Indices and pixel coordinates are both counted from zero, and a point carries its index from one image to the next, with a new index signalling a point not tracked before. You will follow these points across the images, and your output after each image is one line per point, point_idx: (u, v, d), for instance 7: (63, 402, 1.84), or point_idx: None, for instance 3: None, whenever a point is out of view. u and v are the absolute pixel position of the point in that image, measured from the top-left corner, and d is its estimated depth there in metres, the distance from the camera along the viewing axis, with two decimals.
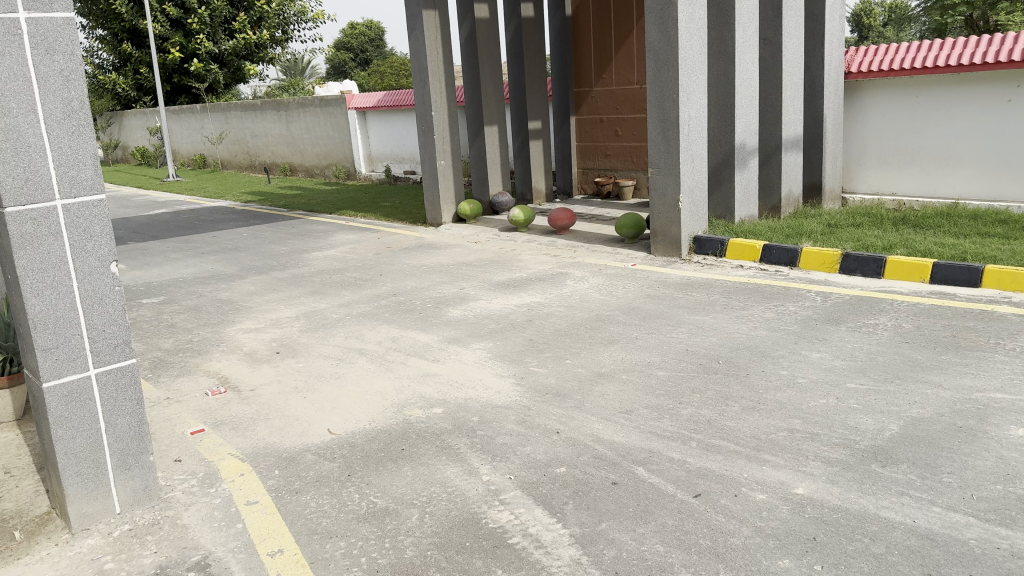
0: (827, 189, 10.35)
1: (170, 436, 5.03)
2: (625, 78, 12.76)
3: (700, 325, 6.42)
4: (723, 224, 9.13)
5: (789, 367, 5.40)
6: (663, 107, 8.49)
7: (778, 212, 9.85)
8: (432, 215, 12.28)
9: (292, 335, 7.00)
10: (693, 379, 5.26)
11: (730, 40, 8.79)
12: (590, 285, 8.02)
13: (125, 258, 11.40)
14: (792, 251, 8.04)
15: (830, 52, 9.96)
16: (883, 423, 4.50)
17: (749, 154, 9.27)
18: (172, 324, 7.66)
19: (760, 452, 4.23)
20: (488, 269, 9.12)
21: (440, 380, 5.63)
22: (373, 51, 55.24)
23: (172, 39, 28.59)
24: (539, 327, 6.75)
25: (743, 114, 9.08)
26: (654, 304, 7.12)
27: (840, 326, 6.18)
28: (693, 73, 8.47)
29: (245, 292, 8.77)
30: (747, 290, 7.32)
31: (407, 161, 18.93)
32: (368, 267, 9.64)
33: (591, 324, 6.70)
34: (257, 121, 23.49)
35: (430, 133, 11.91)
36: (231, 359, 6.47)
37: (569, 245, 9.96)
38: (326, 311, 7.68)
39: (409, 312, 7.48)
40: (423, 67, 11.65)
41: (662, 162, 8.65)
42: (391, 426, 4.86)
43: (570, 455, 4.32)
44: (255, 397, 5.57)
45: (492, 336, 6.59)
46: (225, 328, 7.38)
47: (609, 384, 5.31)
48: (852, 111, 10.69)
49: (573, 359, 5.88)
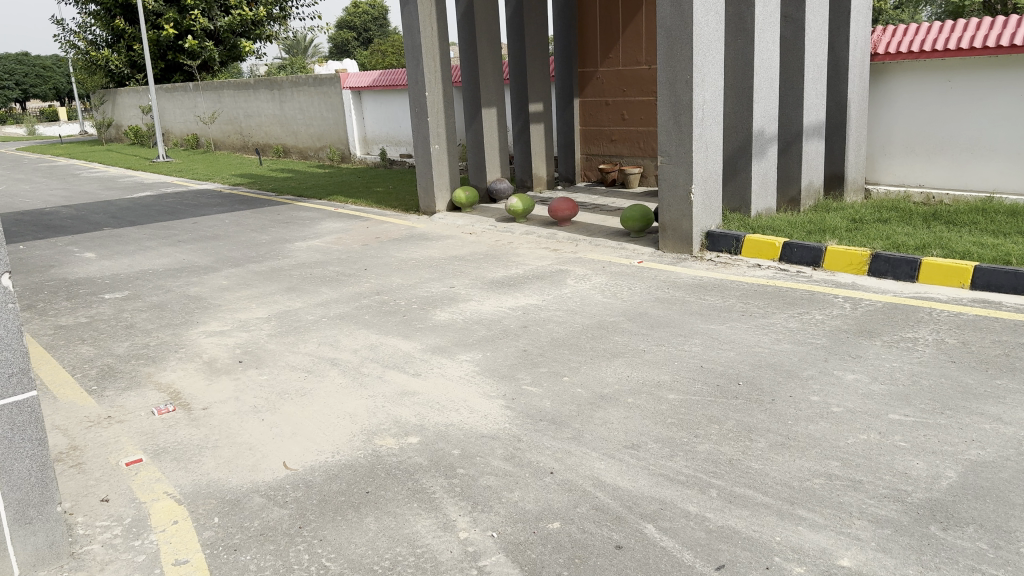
0: (850, 180, 9.58)
1: (102, 468, 4.33)
2: (632, 58, 11.96)
3: (715, 336, 5.69)
4: (739, 218, 8.37)
5: (822, 392, 4.68)
6: (675, 89, 7.73)
7: (798, 205, 9.08)
8: (426, 203, 11.52)
9: (259, 341, 6.28)
10: (710, 406, 4.55)
11: (749, 17, 8.00)
12: (593, 285, 7.29)
13: (97, 246, 10.69)
14: (816, 250, 7.29)
15: (857, 31, 9.16)
16: (938, 469, 3.79)
17: (768, 142, 8.50)
18: (130, 325, 6.95)
19: (794, 506, 3.52)
20: (481, 264, 8.39)
21: (419, 401, 4.92)
22: (376, 30, 54.24)
23: (166, 15, 27.82)
24: (534, 335, 6.02)
25: (761, 98, 8.30)
26: (663, 309, 6.38)
27: (874, 340, 5.45)
28: (709, 52, 7.69)
29: (217, 288, 8.05)
30: (767, 294, 6.59)
31: (403, 145, 18.15)
32: (352, 260, 8.92)
33: (594, 332, 5.98)
34: (250, 100, 22.68)
35: (424, 114, 11.13)
36: (187, 369, 5.77)
37: (571, 238, 9.22)
38: (299, 313, 6.97)
39: (391, 315, 6.76)
40: (416, 44, 10.87)
41: (673, 151, 7.89)
42: (357, 460, 4.17)
43: (565, 505, 3.60)
44: (207, 419, 4.88)
45: (481, 346, 5.87)
46: (189, 331, 6.67)
47: (613, 410, 4.58)
48: (878, 96, 9.88)
49: (571, 376, 5.15)
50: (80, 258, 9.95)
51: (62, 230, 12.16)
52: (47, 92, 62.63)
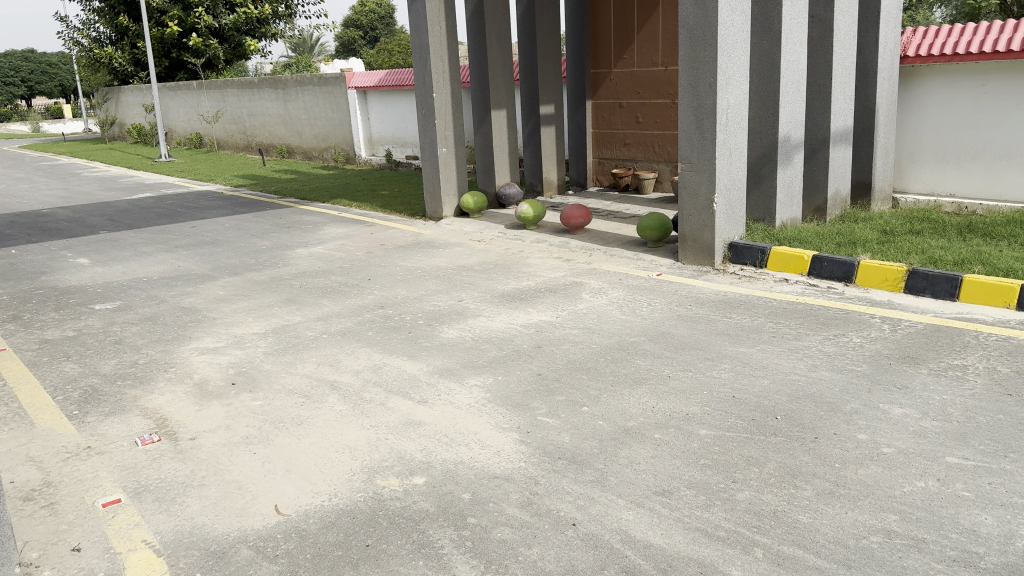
0: (877, 189, 9.13)
1: (76, 510, 3.93)
2: (647, 59, 11.54)
3: (746, 360, 5.27)
4: (763, 229, 7.94)
5: (869, 430, 4.27)
6: (697, 93, 7.30)
7: (823, 214, 8.64)
8: (432, 208, 11.11)
9: (254, 360, 5.87)
10: (746, 447, 4.13)
11: (777, 16, 7.57)
12: (610, 300, 6.86)
13: (92, 251, 10.30)
14: (848, 264, 6.86)
15: (887, 32, 8.72)
16: (1011, 526, 3.35)
17: (794, 148, 8.06)
18: (119, 340, 6.55)
19: (850, 571, 3.10)
20: (491, 275, 7.98)
21: (425, 433, 4.50)
22: (383, 28, 53.92)
23: (170, 13, 27.47)
24: (549, 357, 5.60)
25: (788, 102, 7.87)
26: (686, 328, 5.96)
27: (920, 368, 5.01)
28: (734, 53, 7.26)
29: (213, 299, 7.65)
30: (797, 312, 6.16)
31: (409, 146, 17.74)
32: (355, 269, 8.51)
33: (613, 354, 5.56)
34: (254, 99, 22.32)
35: (431, 115, 10.72)
36: (176, 392, 5.37)
37: (585, 247, 8.80)
38: (298, 328, 6.56)
39: (396, 332, 6.34)
40: (424, 43, 10.46)
41: (694, 157, 7.47)
42: (357, 505, 3.77)
43: (591, 567, 3.19)
44: (195, 452, 4.48)
45: (492, 368, 5.45)
46: (180, 348, 6.26)
47: (639, 447, 4.16)
48: (907, 100, 9.43)
49: (591, 406, 4.71)
50: (73, 264, 9.56)
51: (57, 234, 11.77)
52: (52, 88, 62.29)
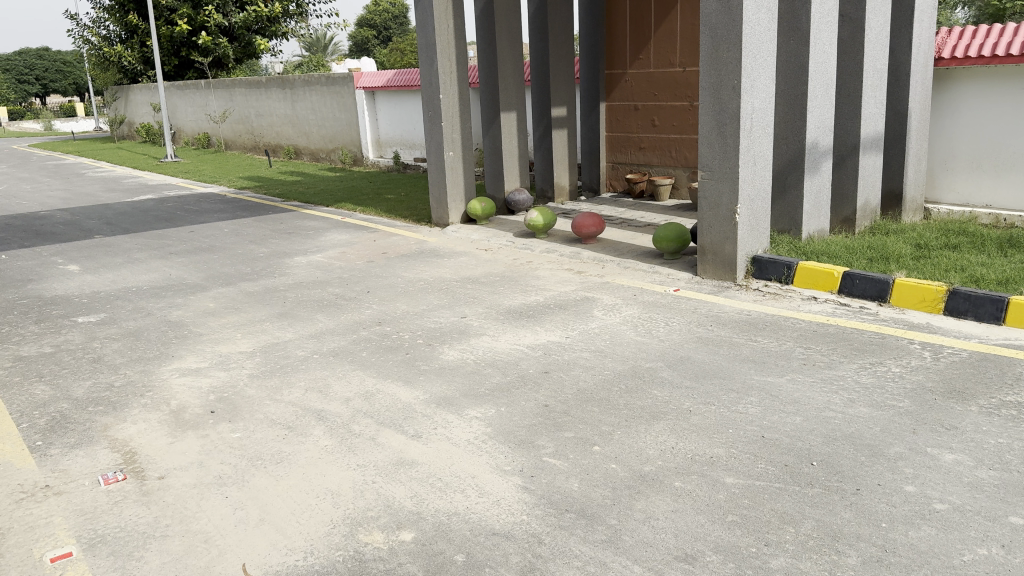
0: (909, 199, 8.61)
1: (21, 565, 3.48)
2: (664, 59, 11.04)
3: (774, 393, 4.77)
4: (788, 242, 7.43)
5: (918, 482, 3.77)
6: (719, 96, 6.81)
7: (852, 226, 8.13)
8: (438, 214, 10.65)
9: (237, 384, 5.42)
10: (778, 501, 3.64)
11: (805, 13, 7.06)
12: (625, 319, 6.38)
13: (84, 257, 9.89)
14: (882, 282, 6.34)
15: (921, 32, 8.19)
16: None
17: (822, 156, 7.55)
18: (97, 358, 6.11)
19: None
20: (497, 289, 7.51)
21: (417, 476, 4.03)
22: (396, 28, 53.58)
23: (179, 11, 27.16)
24: (557, 385, 5.11)
25: (816, 106, 7.36)
26: (707, 353, 5.46)
27: (969, 406, 4.50)
28: (760, 54, 6.76)
29: (202, 312, 7.21)
30: (829, 336, 5.66)
31: (418, 148, 17.31)
32: (353, 281, 8.07)
33: (627, 382, 5.07)
34: (262, 99, 21.94)
35: (438, 117, 10.25)
36: (150, 421, 4.92)
37: (597, 259, 8.32)
38: (288, 347, 6.11)
39: (393, 353, 5.88)
40: (430, 41, 10.00)
41: (715, 165, 6.97)
42: (334, 567, 3.31)
43: None
44: (162, 494, 4.03)
45: (495, 398, 4.97)
46: (161, 369, 5.82)
47: (657, 498, 3.68)
48: (941, 105, 8.89)
49: (602, 445, 4.22)
50: (62, 272, 9.16)
51: (51, 238, 11.39)
52: (66, 86, 62.21)
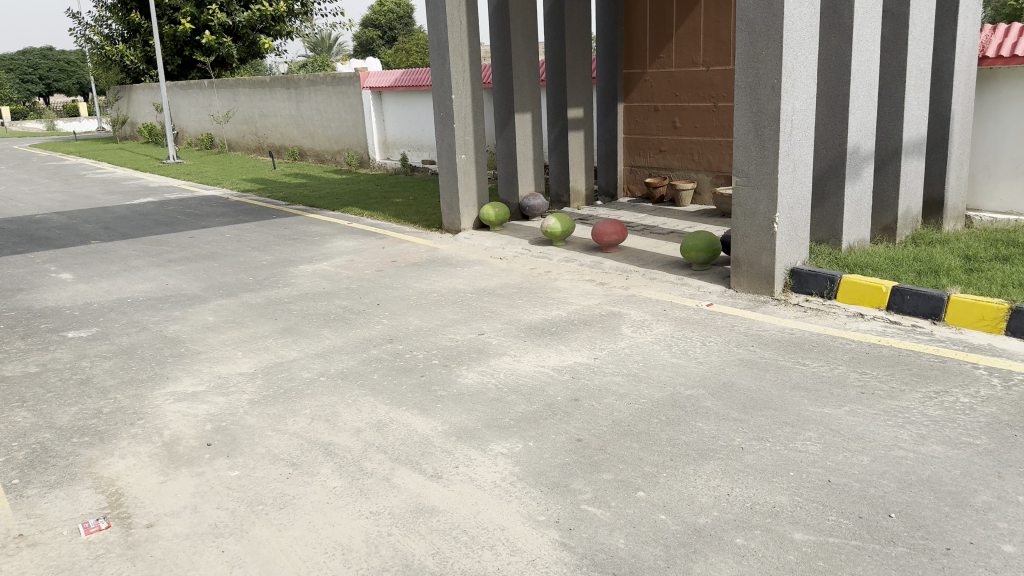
0: (951, 206, 8.11)
1: None
2: (686, 59, 10.57)
3: (834, 427, 4.28)
4: (829, 254, 6.93)
5: (1019, 540, 3.27)
6: (757, 97, 6.32)
7: (893, 235, 7.63)
8: (450, 220, 10.16)
9: (237, 412, 4.94)
10: (859, 564, 3.15)
11: (848, 9, 6.57)
12: (657, 337, 5.88)
13: (78, 264, 9.43)
14: (936, 298, 5.84)
15: (966, 29, 7.69)
16: None
17: (863, 161, 7.05)
18: (85, 380, 5.64)
19: None
20: (516, 302, 7.03)
21: (439, 527, 3.55)
22: (401, 28, 53.18)
23: (183, 10, 26.73)
24: (589, 415, 4.62)
25: (858, 108, 6.87)
26: (753, 379, 4.97)
27: None
28: (801, 51, 6.28)
29: (200, 327, 6.74)
30: (885, 360, 5.17)
31: (426, 150, 16.85)
32: (362, 292, 7.59)
33: (667, 412, 4.58)
34: (265, 99, 21.47)
35: (449, 119, 9.78)
36: (139, 456, 4.44)
37: (620, 269, 7.83)
38: (292, 368, 5.62)
39: (408, 376, 5.40)
40: (442, 39, 9.53)
41: (752, 171, 6.48)
42: None
43: None
44: (149, 547, 3.55)
45: (522, 431, 4.47)
46: (154, 393, 5.35)
47: (718, 560, 3.19)
48: (984, 107, 8.38)
49: (647, 491, 3.73)
50: (55, 281, 8.69)
51: (46, 243, 10.94)
52: (69, 86, 61.88)
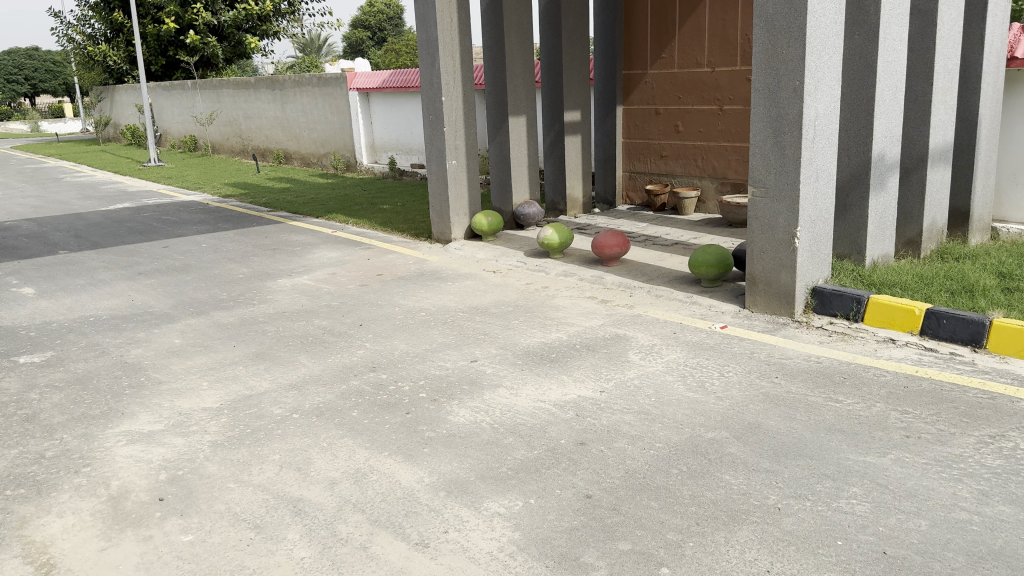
0: (977, 218, 7.58)
1: None
2: (690, 59, 10.02)
3: (881, 481, 3.72)
4: (853, 271, 6.37)
5: None
6: (777, 101, 5.77)
7: (918, 249, 7.09)
8: (440, 229, 9.57)
9: (196, 458, 4.34)
10: None
11: (875, 5, 6.03)
12: (671, 366, 5.31)
13: (42, 277, 8.80)
14: (976, 324, 5.28)
15: (995, 28, 7.16)
16: None
17: (889, 170, 6.51)
18: (31, 416, 5.02)
19: None
20: (512, 323, 6.45)
21: None
22: (391, 29, 52.52)
23: (167, 9, 26.02)
24: (597, 463, 4.04)
25: (884, 113, 6.33)
26: (782, 419, 4.40)
27: None
28: (825, 51, 5.72)
29: (165, 351, 6.13)
30: (928, 397, 4.60)
31: (415, 154, 16.32)
32: (344, 310, 6.99)
33: (687, 461, 4.00)
34: (250, 101, 20.83)
35: (439, 122, 9.19)
36: (80, 515, 3.83)
37: (624, 285, 7.25)
38: (262, 404, 5.01)
39: (391, 412, 4.81)
40: (432, 37, 8.95)
41: (771, 181, 5.93)
42: None
43: None
44: None
45: (523, 484, 3.89)
46: (105, 432, 4.73)
47: None
48: (1010, 112, 7.86)
49: (672, 567, 3.16)
50: (14, 296, 8.06)
51: (10, 253, 10.29)
52: (55, 86, 60.98)
